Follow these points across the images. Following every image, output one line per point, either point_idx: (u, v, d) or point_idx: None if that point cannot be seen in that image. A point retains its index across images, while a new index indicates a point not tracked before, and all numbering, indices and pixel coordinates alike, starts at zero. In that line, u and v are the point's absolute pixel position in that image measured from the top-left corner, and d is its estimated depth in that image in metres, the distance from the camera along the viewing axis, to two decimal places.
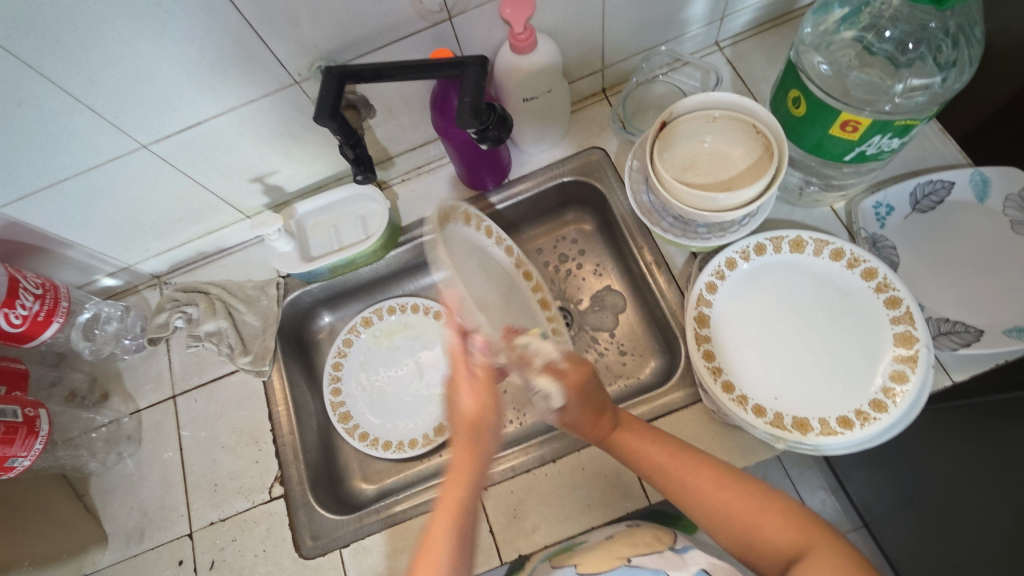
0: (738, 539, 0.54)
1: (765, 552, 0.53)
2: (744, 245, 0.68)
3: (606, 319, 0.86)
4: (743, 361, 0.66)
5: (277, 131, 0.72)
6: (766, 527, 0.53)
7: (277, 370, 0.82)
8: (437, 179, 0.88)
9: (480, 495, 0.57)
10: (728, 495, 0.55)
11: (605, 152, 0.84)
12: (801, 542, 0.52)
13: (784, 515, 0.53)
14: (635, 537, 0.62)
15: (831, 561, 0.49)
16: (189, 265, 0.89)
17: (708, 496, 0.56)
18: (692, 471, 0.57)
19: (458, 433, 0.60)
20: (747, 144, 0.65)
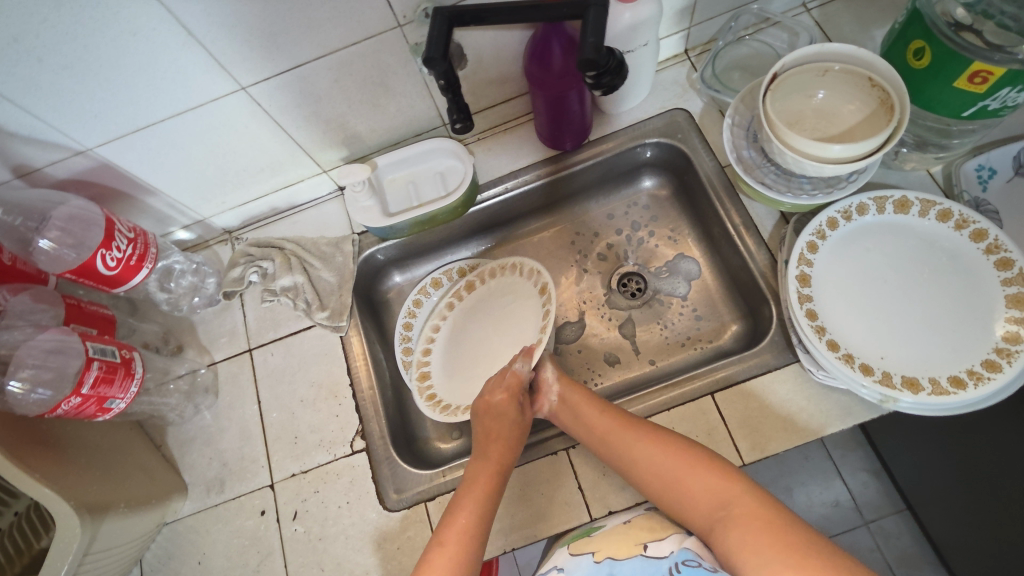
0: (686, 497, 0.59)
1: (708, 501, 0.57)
2: (848, 205, 0.67)
3: (677, 286, 0.87)
4: (844, 320, 0.65)
5: (370, 79, 0.70)
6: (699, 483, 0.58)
7: (355, 327, 0.81)
8: (515, 138, 0.86)
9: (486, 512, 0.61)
10: (682, 467, 0.60)
11: (689, 114, 0.84)
12: (731, 493, 0.56)
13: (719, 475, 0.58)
14: (653, 522, 0.62)
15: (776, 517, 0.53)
16: (260, 221, 0.88)
17: (645, 462, 0.62)
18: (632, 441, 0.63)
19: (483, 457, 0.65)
20: (861, 99, 0.63)
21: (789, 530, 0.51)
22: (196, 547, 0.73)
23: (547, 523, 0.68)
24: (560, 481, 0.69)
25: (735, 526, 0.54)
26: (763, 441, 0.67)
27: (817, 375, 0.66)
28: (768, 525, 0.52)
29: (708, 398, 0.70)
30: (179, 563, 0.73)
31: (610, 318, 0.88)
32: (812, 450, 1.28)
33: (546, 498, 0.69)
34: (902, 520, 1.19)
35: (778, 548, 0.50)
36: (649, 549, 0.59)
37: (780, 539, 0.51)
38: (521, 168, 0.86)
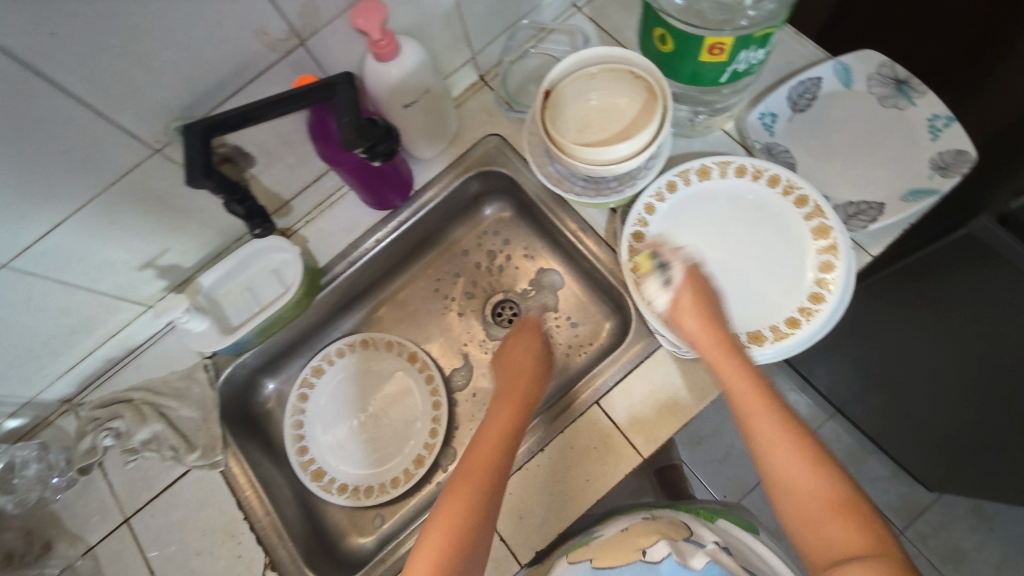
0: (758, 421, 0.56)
1: (773, 439, 0.54)
2: (658, 188, 0.70)
3: (545, 299, 0.88)
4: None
5: (153, 209, 0.66)
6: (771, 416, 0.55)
7: (233, 455, 0.76)
8: (342, 210, 0.83)
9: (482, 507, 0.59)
10: (785, 446, 0.54)
11: (501, 137, 0.85)
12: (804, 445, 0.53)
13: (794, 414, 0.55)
14: (650, 528, 0.67)
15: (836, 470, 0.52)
16: (99, 377, 0.81)
17: (768, 437, 0.55)
18: (757, 405, 0.56)
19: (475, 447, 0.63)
20: (631, 91, 0.65)
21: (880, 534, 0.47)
22: None
23: None
24: None
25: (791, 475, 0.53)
26: (655, 431, 0.68)
27: (680, 354, 0.67)
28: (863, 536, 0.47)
29: (595, 407, 0.70)
30: None
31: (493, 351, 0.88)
32: (743, 388, 1.35)
33: None
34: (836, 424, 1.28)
35: (869, 551, 0.47)
36: (647, 555, 0.63)
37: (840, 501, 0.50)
38: (358, 237, 0.83)
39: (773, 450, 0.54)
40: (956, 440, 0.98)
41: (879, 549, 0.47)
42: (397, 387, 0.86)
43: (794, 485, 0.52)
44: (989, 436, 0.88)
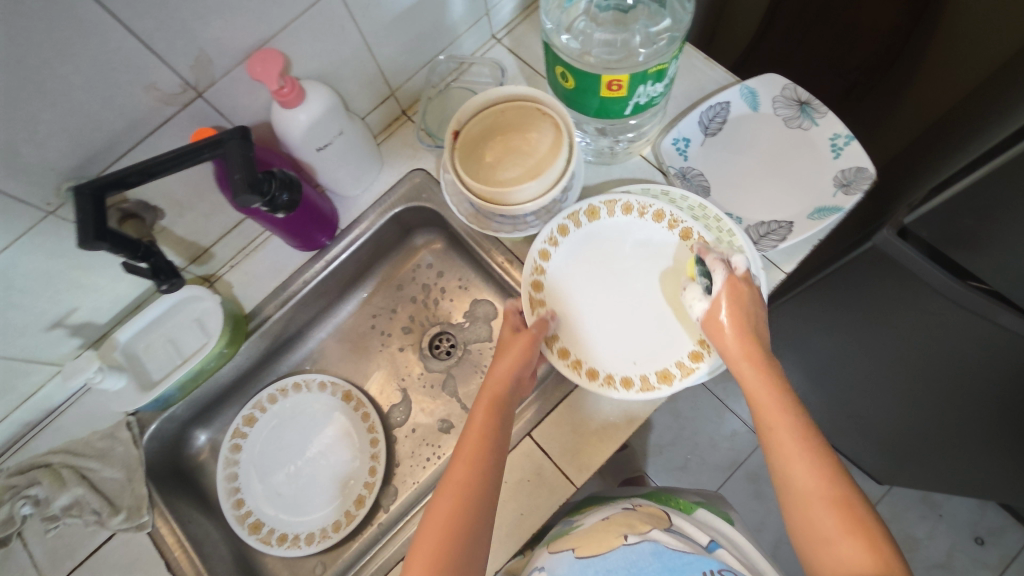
0: (766, 431, 0.54)
1: (781, 448, 0.53)
2: (575, 219, 0.71)
3: (480, 330, 0.88)
4: (590, 342, 0.68)
5: (55, 270, 0.64)
6: (779, 423, 0.53)
7: (161, 515, 0.74)
8: (267, 253, 0.82)
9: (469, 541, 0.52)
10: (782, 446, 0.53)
11: (426, 171, 0.85)
12: (810, 452, 0.51)
13: (805, 417, 0.54)
14: (630, 518, 0.70)
15: (839, 477, 0.50)
16: (17, 442, 0.77)
17: (776, 434, 0.53)
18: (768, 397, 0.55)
19: (453, 464, 0.56)
20: (539, 126, 0.66)
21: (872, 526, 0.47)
22: None
23: None
24: None
25: (798, 487, 0.51)
26: (586, 460, 0.68)
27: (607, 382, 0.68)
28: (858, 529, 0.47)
29: (528, 439, 0.70)
30: None
31: (430, 385, 0.87)
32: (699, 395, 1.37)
33: None
34: None
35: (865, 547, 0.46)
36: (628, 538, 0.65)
37: (846, 513, 0.48)
38: (285, 280, 0.82)
39: (781, 459, 0.52)
40: (899, 439, 1.00)
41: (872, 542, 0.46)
42: (334, 429, 0.85)
43: (799, 495, 0.50)
44: (930, 435, 0.90)
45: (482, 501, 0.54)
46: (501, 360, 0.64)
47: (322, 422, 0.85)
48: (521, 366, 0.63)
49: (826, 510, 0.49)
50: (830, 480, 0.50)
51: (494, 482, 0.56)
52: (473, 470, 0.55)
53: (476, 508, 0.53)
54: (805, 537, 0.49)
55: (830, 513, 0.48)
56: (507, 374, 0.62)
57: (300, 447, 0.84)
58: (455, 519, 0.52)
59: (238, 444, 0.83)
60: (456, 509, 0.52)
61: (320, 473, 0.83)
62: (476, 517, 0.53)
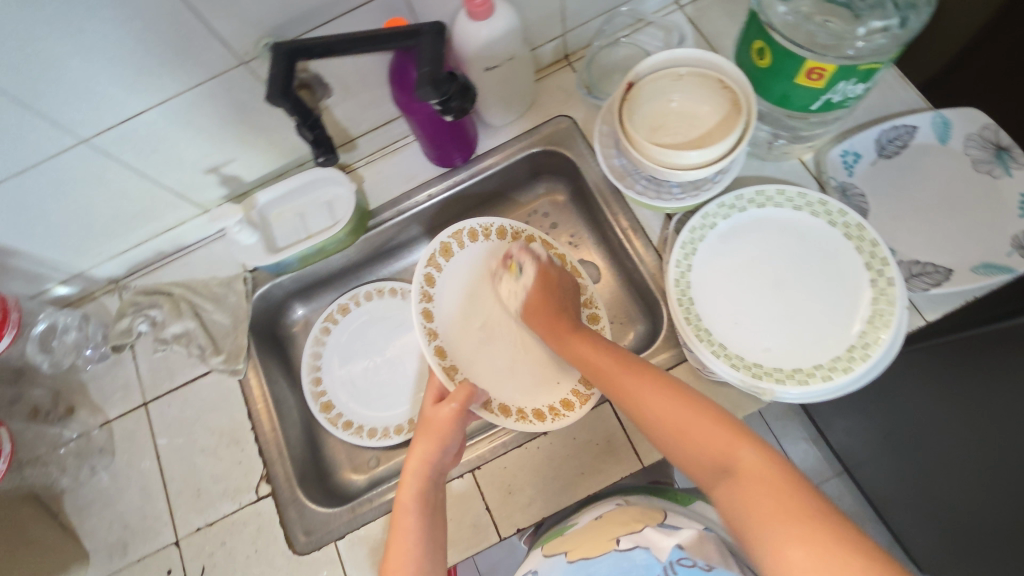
0: (680, 448, 0.51)
1: (699, 458, 0.49)
2: (720, 203, 0.69)
3: None
4: (478, 371, 0.73)
5: (228, 119, 0.68)
6: (700, 429, 0.50)
7: (253, 368, 0.79)
8: (403, 159, 0.85)
9: (436, 522, 0.61)
10: (718, 438, 0.49)
11: (573, 120, 0.84)
12: (727, 449, 0.48)
13: (717, 413, 0.51)
14: (626, 518, 0.66)
15: (761, 471, 0.45)
16: (148, 266, 0.85)
17: (703, 429, 0.50)
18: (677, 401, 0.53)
19: (415, 444, 0.64)
20: (715, 100, 0.63)
21: (788, 514, 0.42)
22: None
23: (456, 548, 0.67)
24: (467, 504, 0.69)
25: (737, 487, 0.46)
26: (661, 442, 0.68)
27: (704, 372, 0.66)
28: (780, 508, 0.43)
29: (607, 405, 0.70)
30: None
31: None
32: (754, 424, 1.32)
33: (454, 523, 0.68)
34: (841, 483, 1.25)
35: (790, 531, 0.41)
36: (620, 543, 0.61)
37: (787, 502, 0.43)
38: (412, 188, 0.84)
39: (714, 463, 0.48)
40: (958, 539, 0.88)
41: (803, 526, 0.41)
42: (416, 341, 0.88)
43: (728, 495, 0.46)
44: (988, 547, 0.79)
45: (428, 557, 0.59)
46: (418, 441, 0.64)
47: (406, 331, 0.89)
48: (447, 448, 0.64)
49: (762, 509, 0.43)
50: (753, 482, 0.45)
51: (437, 529, 0.61)
52: (418, 519, 0.60)
53: (428, 538, 0.60)
54: (764, 556, 0.42)
55: (769, 513, 0.43)
56: (433, 461, 0.63)
57: (380, 348, 0.88)
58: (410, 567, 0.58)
59: (329, 327, 0.88)
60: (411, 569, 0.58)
61: (393, 377, 0.86)
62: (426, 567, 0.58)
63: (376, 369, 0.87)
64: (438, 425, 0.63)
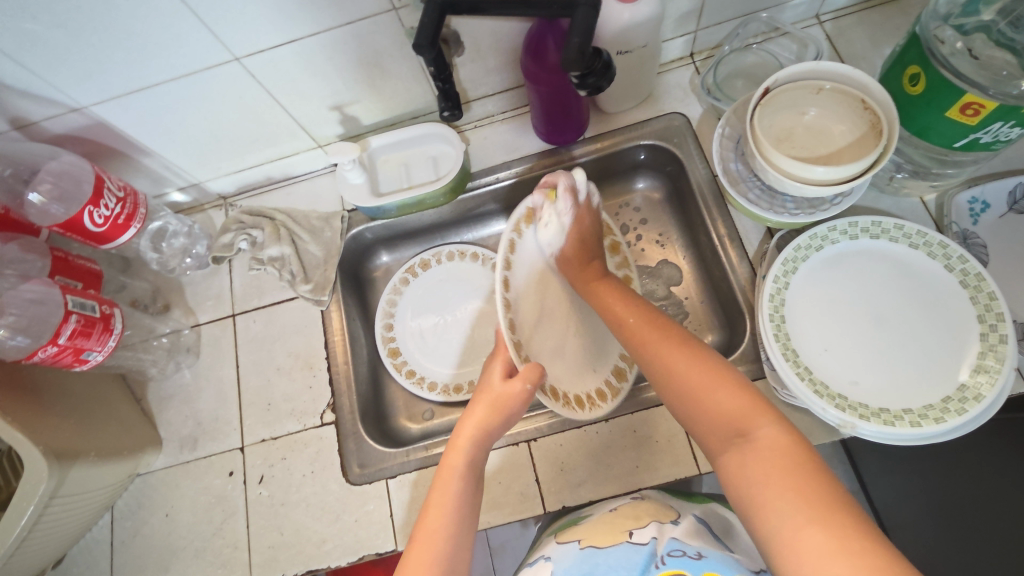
0: (693, 412, 0.49)
1: (714, 424, 0.48)
2: (832, 226, 0.67)
3: (657, 288, 0.86)
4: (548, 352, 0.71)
5: (364, 61, 0.71)
6: (722, 396, 0.48)
7: (336, 302, 0.83)
8: (511, 130, 0.86)
9: (477, 493, 0.57)
10: (729, 400, 0.48)
11: (688, 119, 0.83)
12: (748, 418, 0.46)
13: (739, 381, 0.49)
14: (638, 510, 0.58)
15: (782, 445, 0.43)
16: (256, 189, 0.90)
17: (719, 393, 0.48)
18: (693, 363, 0.51)
19: (472, 409, 0.61)
20: (852, 121, 0.62)
21: (808, 484, 0.41)
22: (165, 499, 0.76)
23: (500, 511, 0.69)
24: (518, 472, 0.70)
25: (751, 458, 0.44)
26: None
27: (781, 394, 0.65)
28: (794, 483, 0.41)
29: None
30: (148, 513, 0.76)
31: None
32: None
33: (502, 487, 0.70)
34: None
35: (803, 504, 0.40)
36: (633, 536, 0.53)
37: (803, 483, 0.41)
38: (515, 159, 0.85)
39: (728, 431, 0.46)
40: None
41: (817, 502, 0.40)
42: (487, 307, 0.90)
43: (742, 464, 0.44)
44: None
45: (467, 514, 0.55)
46: (474, 410, 0.61)
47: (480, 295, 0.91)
48: (499, 426, 0.61)
49: (777, 485, 0.41)
50: (770, 455, 0.43)
51: (478, 494, 0.57)
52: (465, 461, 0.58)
53: (465, 510, 0.55)
54: (774, 538, 0.40)
55: (786, 491, 0.41)
56: (482, 420, 0.60)
57: (452, 307, 0.90)
58: (444, 519, 0.53)
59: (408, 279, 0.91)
60: (445, 520, 0.53)
61: (461, 337, 0.88)
62: (463, 522, 0.54)
63: (446, 327, 0.89)
64: (503, 399, 0.61)
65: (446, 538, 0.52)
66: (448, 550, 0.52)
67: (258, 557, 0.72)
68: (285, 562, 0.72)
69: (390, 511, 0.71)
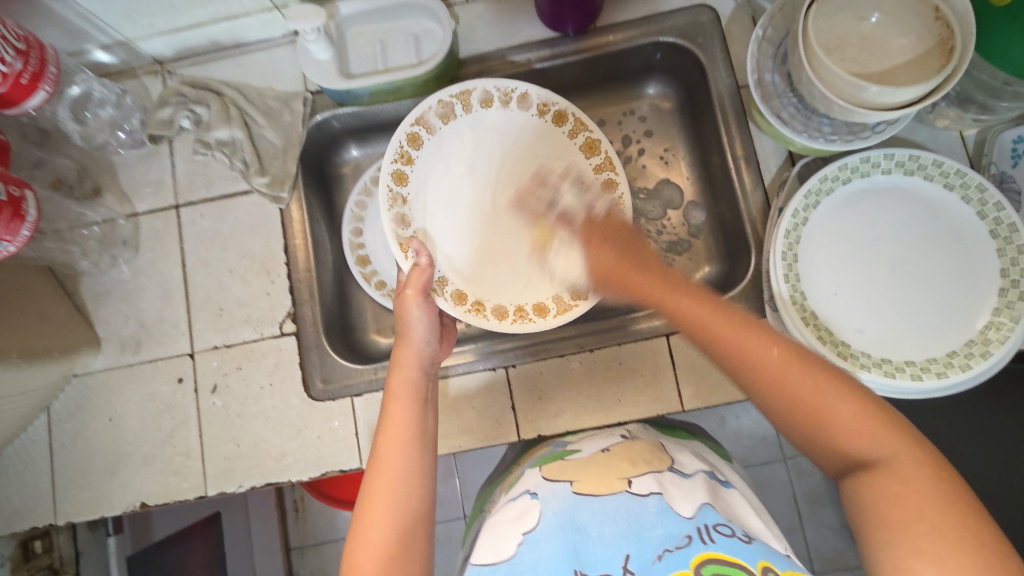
0: (807, 428, 0.43)
1: (832, 445, 0.42)
2: (865, 157, 0.59)
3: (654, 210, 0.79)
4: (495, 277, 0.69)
5: None
6: (842, 410, 0.42)
7: (297, 199, 0.73)
8: (510, 9, 0.73)
9: (426, 412, 0.55)
10: (842, 411, 0.42)
11: (717, 14, 0.70)
12: (882, 437, 0.41)
13: (847, 387, 0.43)
14: (635, 456, 0.55)
15: (921, 473, 0.39)
16: (199, 55, 0.75)
17: (832, 406, 0.43)
18: (781, 361, 0.45)
19: (398, 344, 0.59)
20: (918, 33, 0.53)
21: (948, 513, 0.37)
22: (108, 403, 0.70)
23: (472, 436, 0.66)
24: (493, 397, 0.67)
25: (882, 487, 0.39)
26: (707, 392, 0.64)
27: (779, 336, 0.61)
28: (925, 511, 0.37)
29: (662, 339, 0.66)
30: (89, 417, 0.70)
31: None
32: None
33: (476, 413, 0.66)
34: None
35: (941, 540, 0.36)
36: (633, 487, 0.50)
37: (937, 518, 0.37)
38: (512, 45, 0.73)
39: (848, 453, 0.42)
40: None
41: (958, 532, 0.36)
42: None
43: (868, 488, 0.40)
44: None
45: (421, 449, 0.52)
46: (398, 348, 0.59)
47: None
48: (428, 332, 0.59)
49: (916, 525, 0.37)
50: (908, 484, 0.39)
51: (429, 420, 0.55)
52: (410, 408, 0.54)
53: (421, 437, 0.53)
54: (887, 566, 0.37)
55: (924, 527, 0.37)
56: (419, 348, 0.59)
57: None
58: (400, 457, 0.50)
59: (380, 178, 0.81)
60: (401, 459, 0.50)
61: None
62: (420, 460, 0.51)
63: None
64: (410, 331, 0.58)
65: (403, 459, 0.50)
66: (407, 465, 0.50)
67: (213, 468, 0.68)
68: (242, 474, 0.68)
69: (356, 430, 0.68)
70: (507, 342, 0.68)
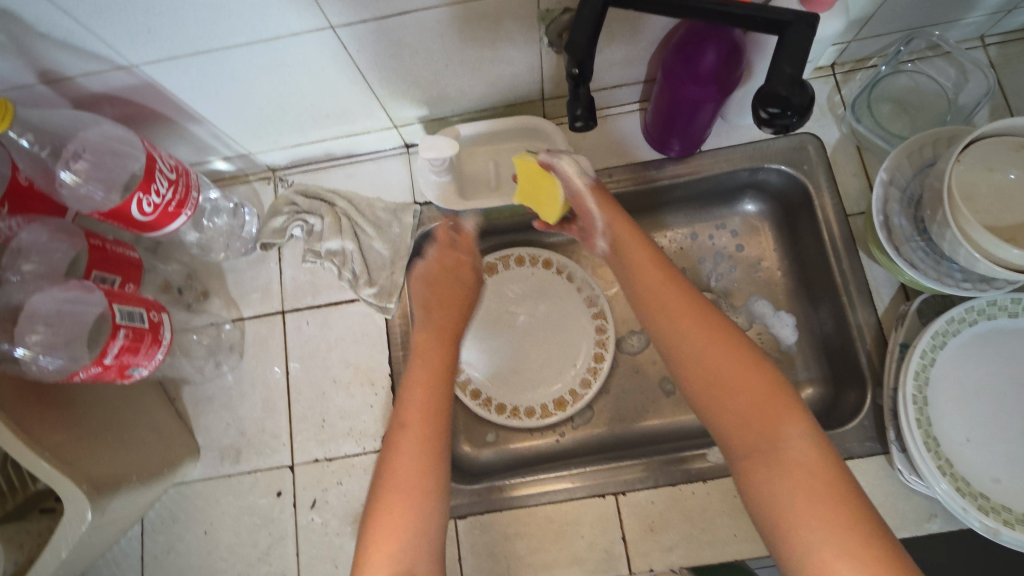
0: (717, 410, 0.49)
1: (730, 422, 0.48)
2: (992, 300, 0.59)
3: (736, 320, 0.79)
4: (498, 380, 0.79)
5: (479, 41, 0.58)
6: (743, 397, 0.48)
7: (402, 309, 0.73)
8: (615, 129, 0.75)
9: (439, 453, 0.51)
10: (744, 386, 0.48)
11: (822, 143, 0.72)
12: (773, 419, 0.47)
13: (757, 371, 0.49)
14: None
15: (816, 459, 0.45)
16: (312, 164, 0.77)
17: (714, 372, 0.50)
18: (714, 350, 0.51)
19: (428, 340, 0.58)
20: None
21: (829, 479, 0.44)
22: (203, 515, 0.69)
23: (580, 567, 0.64)
24: (603, 525, 0.65)
25: (781, 472, 0.44)
26: None
27: (905, 477, 0.60)
28: (800, 465, 0.44)
29: None
30: (184, 529, 0.68)
31: None
32: None
33: (585, 541, 0.65)
34: None
35: (811, 495, 0.43)
36: None
37: (827, 498, 0.43)
38: (618, 165, 0.75)
39: (748, 432, 0.47)
40: None
41: (842, 506, 0.42)
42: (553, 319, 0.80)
43: (761, 476, 0.45)
44: None
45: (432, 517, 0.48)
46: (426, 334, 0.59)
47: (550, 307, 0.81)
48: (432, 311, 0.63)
49: (816, 509, 0.43)
50: (796, 468, 0.44)
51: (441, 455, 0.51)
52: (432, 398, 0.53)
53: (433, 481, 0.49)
54: (783, 546, 0.43)
55: (809, 505, 0.43)
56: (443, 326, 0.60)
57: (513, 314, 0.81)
58: (412, 501, 0.47)
59: None
60: (422, 493, 0.48)
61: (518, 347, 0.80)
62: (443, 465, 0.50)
63: (508, 324, 0.81)
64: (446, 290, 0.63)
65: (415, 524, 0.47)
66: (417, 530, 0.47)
67: None
68: None
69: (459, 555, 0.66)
70: (616, 469, 0.66)
